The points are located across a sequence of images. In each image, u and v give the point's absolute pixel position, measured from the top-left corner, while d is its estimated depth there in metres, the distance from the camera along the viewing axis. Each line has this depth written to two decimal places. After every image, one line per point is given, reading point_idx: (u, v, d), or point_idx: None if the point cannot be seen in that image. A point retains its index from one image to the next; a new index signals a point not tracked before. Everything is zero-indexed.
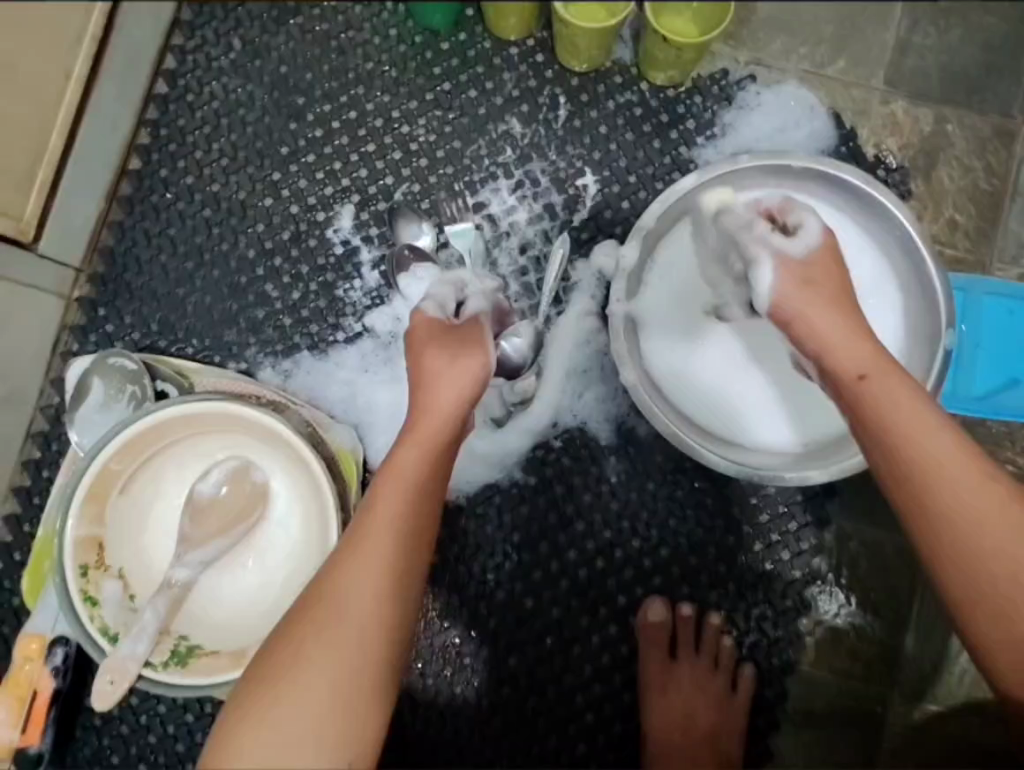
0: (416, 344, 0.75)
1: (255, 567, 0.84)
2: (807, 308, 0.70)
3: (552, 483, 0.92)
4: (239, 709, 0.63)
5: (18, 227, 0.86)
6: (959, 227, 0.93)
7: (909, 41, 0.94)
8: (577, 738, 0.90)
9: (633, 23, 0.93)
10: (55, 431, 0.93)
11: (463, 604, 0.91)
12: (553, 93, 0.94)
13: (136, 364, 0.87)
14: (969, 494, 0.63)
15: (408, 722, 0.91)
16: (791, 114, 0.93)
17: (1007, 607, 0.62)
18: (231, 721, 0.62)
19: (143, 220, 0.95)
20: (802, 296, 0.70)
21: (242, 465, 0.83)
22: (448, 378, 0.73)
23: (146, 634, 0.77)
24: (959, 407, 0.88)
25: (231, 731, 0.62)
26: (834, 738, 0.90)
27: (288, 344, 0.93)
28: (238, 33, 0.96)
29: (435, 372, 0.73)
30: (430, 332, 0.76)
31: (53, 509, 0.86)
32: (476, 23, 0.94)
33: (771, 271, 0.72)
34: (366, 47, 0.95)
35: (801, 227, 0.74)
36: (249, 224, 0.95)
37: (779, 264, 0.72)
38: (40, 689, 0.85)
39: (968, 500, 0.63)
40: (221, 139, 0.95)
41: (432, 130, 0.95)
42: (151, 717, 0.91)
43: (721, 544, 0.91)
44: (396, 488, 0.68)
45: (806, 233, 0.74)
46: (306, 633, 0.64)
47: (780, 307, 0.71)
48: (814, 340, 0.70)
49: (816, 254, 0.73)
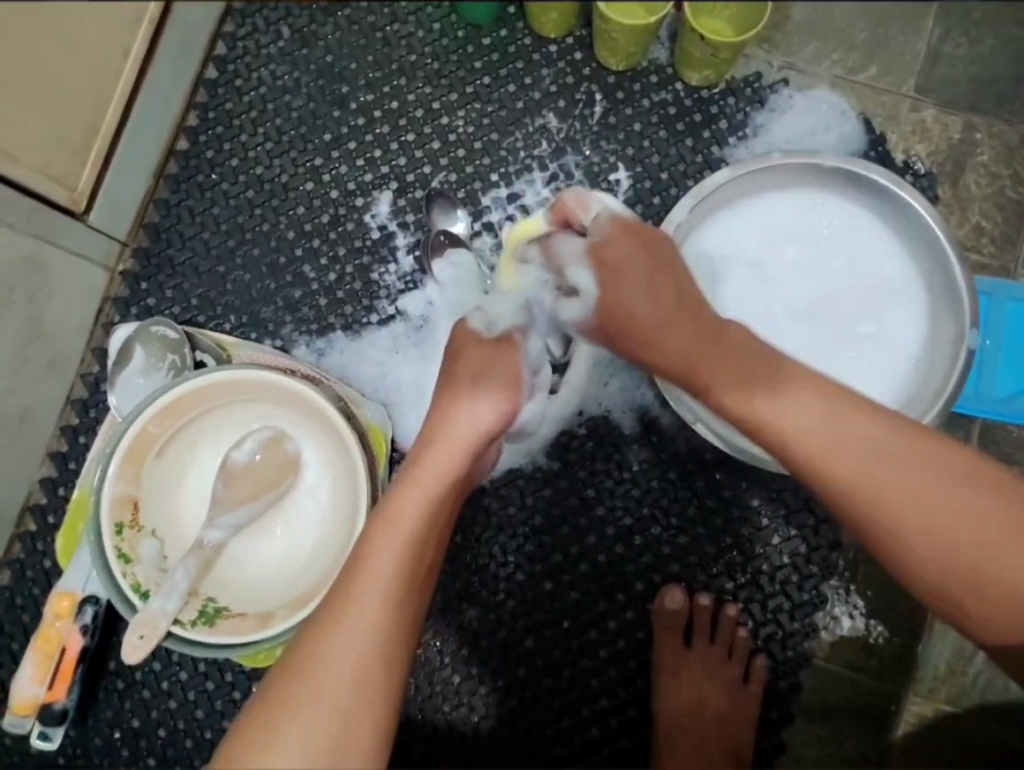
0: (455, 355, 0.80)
1: (283, 534, 0.88)
2: (626, 346, 0.76)
3: (575, 467, 0.94)
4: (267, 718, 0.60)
5: (71, 198, 0.89)
6: (986, 233, 0.94)
7: (940, 50, 0.96)
8: (591, 720, 0.92)
9: (670, 25, 0.96)
10: (93, 399, 0.96)
11: (483, 583, 0.93)
12: (590, 89, 0.97)
13: (177, 334, 0.91)
14: (866, 468, 0.63)
15: (425, 698, 0.92)
16: (822, 117, 0.95)
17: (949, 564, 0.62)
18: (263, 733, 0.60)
19: (187, 198, 0.98)
20: (611, 341, 0.78)
21: (276, 435, 0.87)
22: (477, 417, 0.75)
23: (177, 591, 0.80)
24: (982, 409, 0.90)
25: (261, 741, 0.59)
26: (845, 732, 0.92)
27: (323, 323, 0.96)
28: (288, 22, 1.00)
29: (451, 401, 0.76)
30: (468, 352, 0.79)
31: (92, 469, 0.89)
32: (517, 21, 0.98)
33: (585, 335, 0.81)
34: (410, 39, 0.99)
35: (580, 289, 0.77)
36: (290, 206, 0.98)
37: (582, 328, 0.80)
38: (69, 645, 0.87)
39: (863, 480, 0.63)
40: (266, 123, 0.99)
41: (471, 121, 0.97)
42: (173, 682, 0.93)
43: (739, 535, 0.93)
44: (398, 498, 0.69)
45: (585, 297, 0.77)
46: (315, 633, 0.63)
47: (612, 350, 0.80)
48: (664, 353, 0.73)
49: (600, 314, 0.76)
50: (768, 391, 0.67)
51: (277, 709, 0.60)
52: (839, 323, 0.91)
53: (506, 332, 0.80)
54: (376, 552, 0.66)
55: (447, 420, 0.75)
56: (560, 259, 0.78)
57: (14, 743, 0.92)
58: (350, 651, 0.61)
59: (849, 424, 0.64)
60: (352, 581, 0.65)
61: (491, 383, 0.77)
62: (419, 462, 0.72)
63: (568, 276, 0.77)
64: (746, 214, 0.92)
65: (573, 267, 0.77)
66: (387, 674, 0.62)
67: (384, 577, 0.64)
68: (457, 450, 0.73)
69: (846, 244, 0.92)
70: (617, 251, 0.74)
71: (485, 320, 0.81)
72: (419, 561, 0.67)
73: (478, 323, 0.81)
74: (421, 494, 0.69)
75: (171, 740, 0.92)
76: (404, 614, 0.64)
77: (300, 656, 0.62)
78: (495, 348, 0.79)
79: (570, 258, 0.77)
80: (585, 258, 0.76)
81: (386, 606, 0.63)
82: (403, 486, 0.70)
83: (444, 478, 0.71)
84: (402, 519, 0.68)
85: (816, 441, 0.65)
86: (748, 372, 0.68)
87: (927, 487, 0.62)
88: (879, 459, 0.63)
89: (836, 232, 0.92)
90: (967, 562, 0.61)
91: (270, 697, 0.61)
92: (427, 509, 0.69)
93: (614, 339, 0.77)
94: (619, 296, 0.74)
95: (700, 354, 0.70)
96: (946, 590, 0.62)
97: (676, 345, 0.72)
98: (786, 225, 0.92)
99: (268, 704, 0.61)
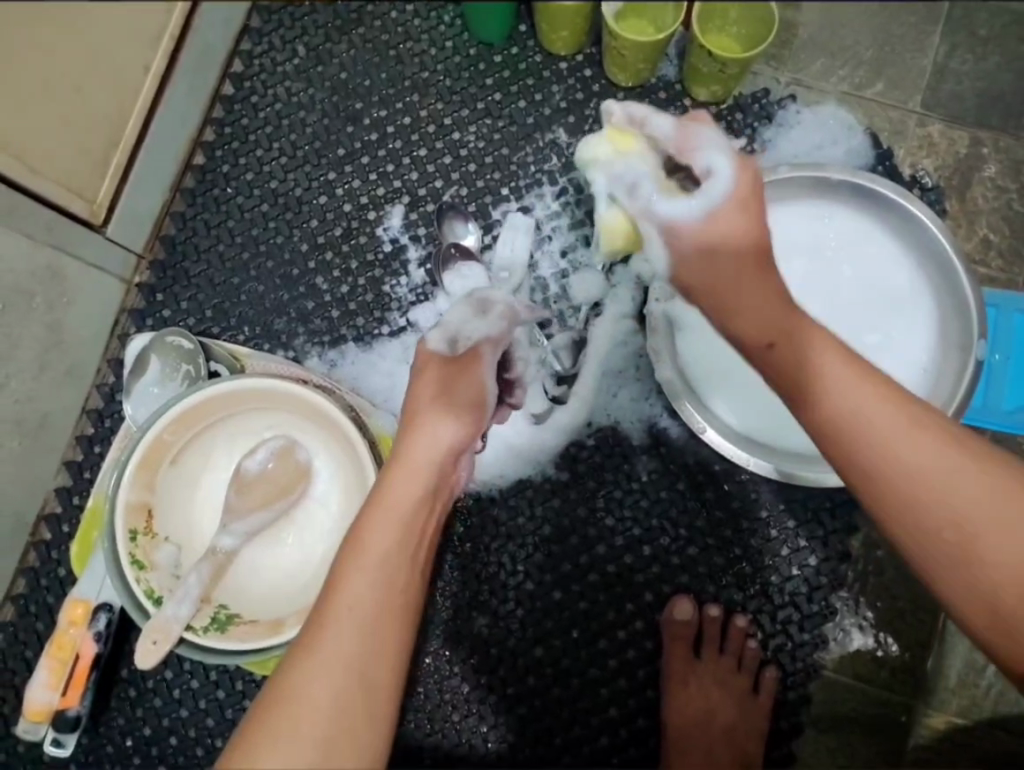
0: (418, 372, 0.78)
1: (294, 541, 0.89)
2: (720, 280, 0.69)
3: (585, 478, 0.94)
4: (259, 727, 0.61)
5: (90, 209, 0.91)
6: (993, 246, 0.95)
7: (947, 66, 0.97)
8: (601, 730, 0.92)
9: (678, 43, 0.98)
10: (109, 408, 0.97)
11: (493, 593, 0.94)
12: (600, 105, 0.98)
13: (192, 344, 0.92)
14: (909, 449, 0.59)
15: (434, 707, 0.92)
16: (830, 131, 0.96)
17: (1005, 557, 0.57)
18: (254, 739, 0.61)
19: (203, 211, 1.00)
20: (711, 270, 0.69)
21: (288, 443, 0.88)
22: (439, 437, 0.74)
23: (189, 598, 0.81)
24: (990, 420, 0.90)
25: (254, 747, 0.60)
26: (855, 744, 0.91)
27: (335, 335, 0.97)
28: (303, 40, 1.02)
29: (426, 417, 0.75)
30: (429, 375, 0.77)
31: (107, 477, 0.90)
32: (528, 38, 0.99)
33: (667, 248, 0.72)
34: (422, 57, 1.01)
35: (710, 177, 0.70)
36: (304, 220, 0.99)
37: (673, 237, 0.71)
38: (82, 652, 0.88)
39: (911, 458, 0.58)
40: (281, 138, 1.00)
41: (482, 137, 0.99)
42: (184, 691, 0.93)
43: (748, 546, 0.93)
44: (385, 514, 0.69)
45: (715, 185, 0.69)
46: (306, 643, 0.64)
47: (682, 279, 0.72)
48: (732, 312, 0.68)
49: (720, 213, 0.69)
50: (817, 384, 0.62)
51: (262, 721, 0.62)
52: (847, 334, 0.92)
53: (478, 344, 0.79)
54: (352, 576, 0.66)
55: (413, 440, 0.73)
56: (691, 144, 0.71)
57: (26, 749, 0.93)
58: (334, 666, 0.63)
59: (883, 412, 0.60)
60: (327, 607, 0.65)
61: (456, 403, 0.76)
62: (386, 483, 0.71)
63: (700, 161, 0.70)
64: None
65: (706, 156, 0.70)
66: (379, 682, 0.64)
67: (356, 603, 0.65)
68: (428, 471, 0.72)
69: (854, 255, 0.93)
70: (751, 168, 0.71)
71: (447, 336, 0.78)
72: (400, 578, 0.68)
73: (441, 338, 0.78)
74: (388, 516, 0.69)
75: (182, 748, 0.93)
76: (382, 630, 0.65)
77: (283, 677, 0.63)
78: (457, 368, 0.78)
79: (704, 144, 0.70)
80: (727, 150, 0.70)
81: (363, 627, 0.64)
82: (371, 511, 0.69)
83: (412, 500, 0.71)
84: (376, 540, 0.68)
85: (858, 434, 0.60)
86: (807, 355, 0.63)
87: (966, 481, 0.58)
88: (922, 449, 0.58)
89: (844, 243, 0.93)
90: (1005, 564, 0.57)
91: (256, 716, 0.62)
92: (403, 528, 0.69)
93: (717, 262, 0.69)
94: (732, 223, 0.69)
95: (782, 316, 0.66)
96: (991, 595, 0.57)
97: (752, 298, 0.67)
98: (794, 236, 0.93)
99: (262, 714, 0.62)
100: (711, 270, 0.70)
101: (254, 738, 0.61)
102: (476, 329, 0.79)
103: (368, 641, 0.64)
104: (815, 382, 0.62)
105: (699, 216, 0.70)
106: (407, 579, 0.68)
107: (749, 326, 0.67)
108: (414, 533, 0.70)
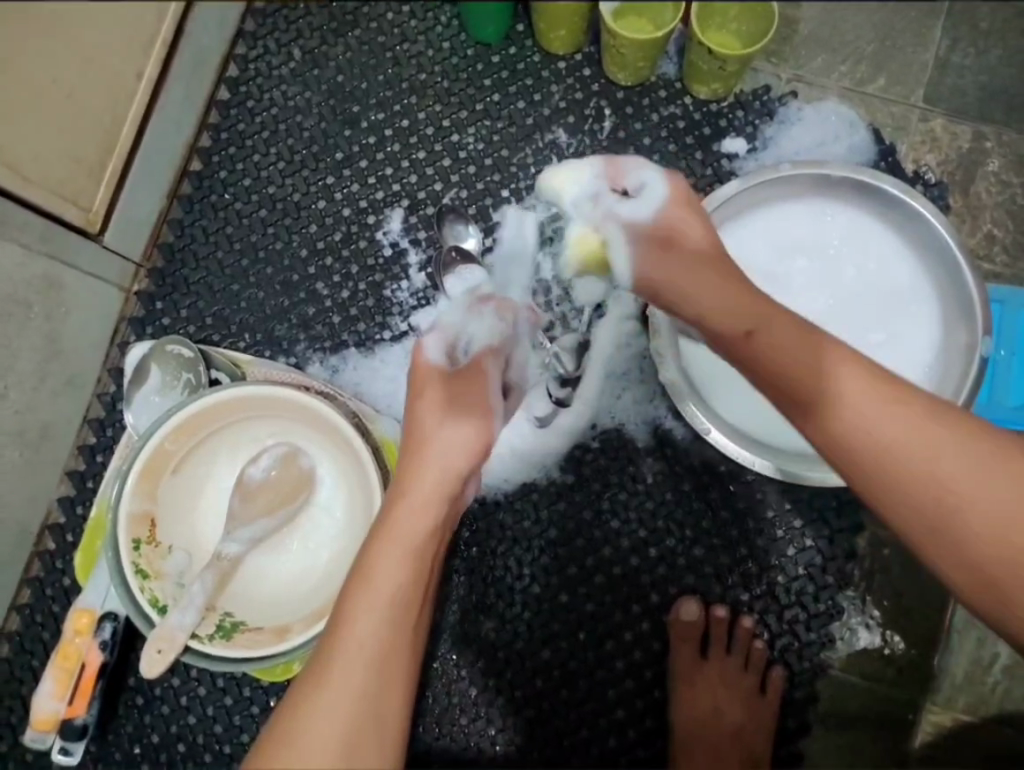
0: (421, 382, 0.76)
1: (297, 549, 0.89)
2: (671, 266, 0.72)
3: (589, 481, 0.94)
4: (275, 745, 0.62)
5: (86, 218, 0.91)
6: (997, 242, 0.94)
7: (949, 60, 0.96)
8: (609, 731, 0.92)
9: (677, 41, 0.97)
10: (110, 418, 0.97)
11: (499, 597, 0.93)
12: (599, 104, 0.97)
13: (192, 352, 0.92)
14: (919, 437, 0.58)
15: (442, 712, 0.92)
16: (831, 128, 0.96)
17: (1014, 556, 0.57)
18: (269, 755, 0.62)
19: (201, 218, 0.99)
20: (659, 276, 0.73)
21: (290, 450, 0.88)
22: (451, 447, 0.73)
23: (194, 606, 0.81)
24: (995, 417, 0.90)
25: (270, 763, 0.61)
26: (863, 743, 0.91)
27: (336, 340, 0.97)
28: (299, 43, 1.01)
29: (429, 432, 0.73)
30: (435, 385, 0.76)
31: (109, 486, 0.91)
32: (526, 38, 0.98)
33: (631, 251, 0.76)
34: (420, 58, 1.00)
35: (639, 188, 0.77)
36: (303, 225, 0.99)
37: (631, 235, 0.76)
38: (89, 661, 0.88)
39: (917, 444, 0.58)
40: (279, 143, 1.00)
41: (481, 138, 0.98)
42: (191, 698, 0.93)
43: (754, 546, 0.93)
44: (403, 546, 0.68)
45: (644, 196, 0.77)
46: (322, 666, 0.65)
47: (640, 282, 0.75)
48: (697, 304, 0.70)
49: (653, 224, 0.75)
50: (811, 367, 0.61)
51: (273, 751, 0.62)
52: (851, 333, 0.91)
53: (479, 350, 0.81)
54: (365, 609, 0.66)
55: (422, 458, 0.72)
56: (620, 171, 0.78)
57: (35, 759, 0.93)
58: (345, 697, 0.63)
59: (887, 401, 0.59)
60: (338, 636, 0.65)
61: (463, 409, 0.76)
62: (396, 509, 0.70)
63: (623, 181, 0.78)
64: (757, 224, 0.93)
65: (632, 176, 0.78)
66: (392, 713, 0.64)
67: (369, 636, 0.65)
68: (435, 495, 0.71)
69: (858, 252, 0.92)
70: (677, 216, 0.75)
71: (444, 345, 0.79)
72: (413, 608, 0.68)
73: (438, 347, 0.78)
74: (403, 546, 0.68)
75: (191, 756, 0.93)
76: (396, 662, 0.65)
77: (295, 710, 0.63)
78: (459, 380, 0.78)
79: (633, 172, 0.78)
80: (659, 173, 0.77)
81: (379, 654, 0.65)
82: (382, 539, 0.68)
83: (423, 530, 0.69)
84: (388, 568, 0.67)
85: (843, 411, 0.60)
86: (791, 342, 0.63)
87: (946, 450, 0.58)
88: (921, 431, 0.58)
89: (849, 240, 0.93)
90: (985, 535, 0.57)
91: (269, 746, 0.63)
92: (415, 555, 0.69)
93: (671, 246, 0.73)
94: (670, 266, 0.72)
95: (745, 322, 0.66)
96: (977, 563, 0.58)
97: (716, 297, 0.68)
98: (797, 236, 0.93)
99: (278, 737, 0.63)
100: (665, 268, 0.72)
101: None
102: (477, 337, 0.82)
103: (380, 670, 0.64)
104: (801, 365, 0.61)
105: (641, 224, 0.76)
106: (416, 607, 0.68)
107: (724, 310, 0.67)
108: (425, 561, 0.69)
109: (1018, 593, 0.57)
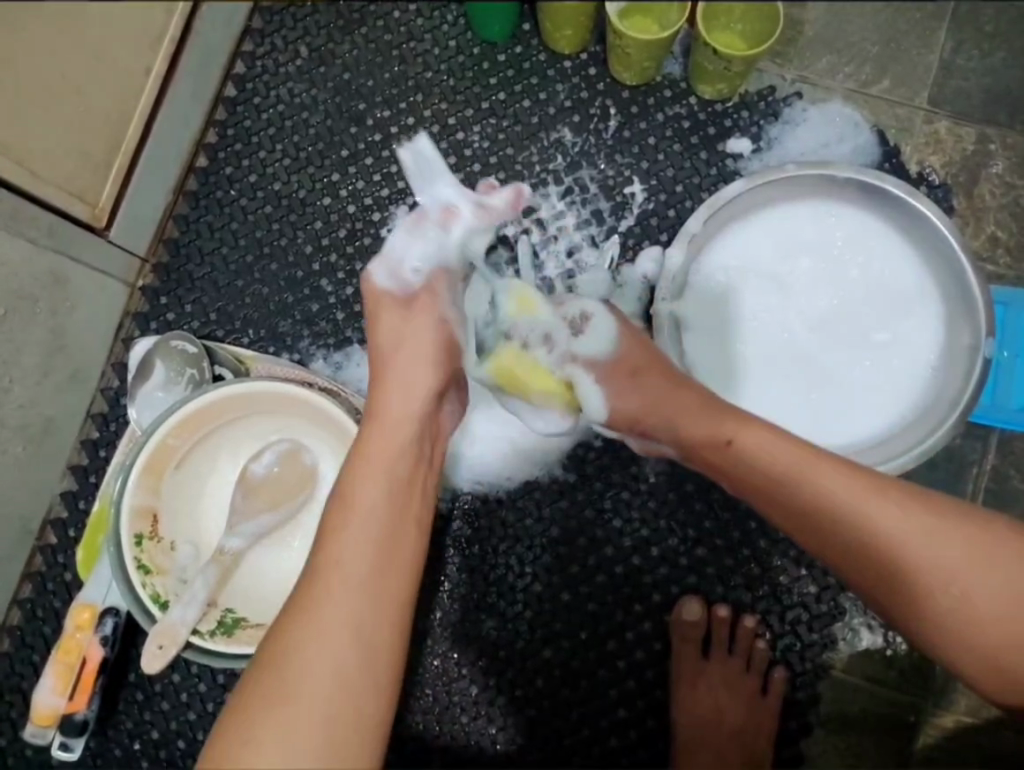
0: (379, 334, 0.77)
1: (300, 545, 0.89)
2: (652, 394, 0.77)
3: (591, 481, 0.94)
4: (253, 702, 0.62)
5: (93, 212, 0.91)
6: (1001, 243, 0.95)
7: (953, 62, 0.97)
8: (610, 732, 0.91)
9: (683, 40, 0.97)
10: (114, 412, 0.97)
11: (500, 594, 0.93)
12: (605, 104, 0.98)
13: (196, 347, 0.92)
14: (845, 488, 0.68)
15: (442, 710, 0.92)
16: (835, 129, 0.96)
17: (945, 577, 0.65)
18: (246, 714, 0.61)
19: (206, 214, 1.00)
20: (637, 406, 0.78)
21: (293, 447, 0.88)
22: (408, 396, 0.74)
23: (196, 601, 0.81)
24: (999, 419, 0.90)
25: (247, 722, 0.61)
26: (864, 744, 0.91)
27: (340, 337, 0.97)
28: (305, 41, 1.01)
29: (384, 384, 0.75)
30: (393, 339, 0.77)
31: (111, 481, 0.91)
32: (532, 38, 0.99)
33: (599, 391, 0.79)
34: (426, 56, 1.00)
35: (586, 319, 0.80)
36: (308, 221, 0.99)
37: (597, 375, 0.79)
38: (89, 656, 0.88)
39: (845, 496, 0.68)
40: (284, 140, 1.00)
41: (487, 136, 0.98)
42: (191, 694, 0.93)
43: (757, 545, 0.93)
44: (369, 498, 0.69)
45: (599, 330, 0.80)
46: (297, 629, 0.64)
47: (615, 413, 0.79)
48: (669, 424, 0.77)
49: (617, 349, 0.79)
50: (755, 433, 0.72)
51: (249, 710, 0.61)
52: (855, 334, 0.91)
53: (431, 267, 0.79)
54: (342, 558, 0.66)
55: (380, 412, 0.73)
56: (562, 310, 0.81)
57: (34, 754, 0.93)
58: (321, 651, 0.62)
59: (824, 465, 0.69)
60: (316, 595, 0.65)
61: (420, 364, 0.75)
62: (363, 464, 0.70)
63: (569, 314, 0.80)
64: (763, 224, 0.93)
65: (584, 315, 0.80)
66: (372, 676, 0.63)
67: (346, 591, 0.65)
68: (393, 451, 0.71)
69: (861, 253, 0.92)
70: (636, 339, 0.80)
71: (389, 268, 0.78)
72: (389, 569, 0.67)
73: (385, 276, 0.78)
74: (376, 502, 0.69)
75: (191, 751, 0.92)
76: (374, 620, 0.64)
77: (272, 663, 0.63)
78: (402, 312, 0.77)
79: (578, 311, 0.80)
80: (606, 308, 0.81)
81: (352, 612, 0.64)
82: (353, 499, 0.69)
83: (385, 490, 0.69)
84: (361, 518, 0.68)
85: (807, 485, 0.69)
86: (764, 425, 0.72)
87: (890, 508, 0.67)
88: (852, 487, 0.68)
89: (853, 241, 0.93)
90: (938, 579, 0.65)
91: (244, 704, 0.62)
92: (399, 517, 0.69)
93: (640, 374, 0.78)
94: (637, 392, 0.78)
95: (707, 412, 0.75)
96: (916, 603, 0.67)
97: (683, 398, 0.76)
98: (801, 235, 0.93)
99: (256, 697, 0.62)
100: (644, 398, 0.77)
101: (240, 741, 0.60)
102: (423, 254, 0.79)
103: (356, 625, 0.64)
104: (772, 444, 0.71)
105: (607, 351, 0.79)
106: (394, 569, 0.67)
107: (697, 414, 0.75)
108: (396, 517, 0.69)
109: (945, 604, 0.65)
